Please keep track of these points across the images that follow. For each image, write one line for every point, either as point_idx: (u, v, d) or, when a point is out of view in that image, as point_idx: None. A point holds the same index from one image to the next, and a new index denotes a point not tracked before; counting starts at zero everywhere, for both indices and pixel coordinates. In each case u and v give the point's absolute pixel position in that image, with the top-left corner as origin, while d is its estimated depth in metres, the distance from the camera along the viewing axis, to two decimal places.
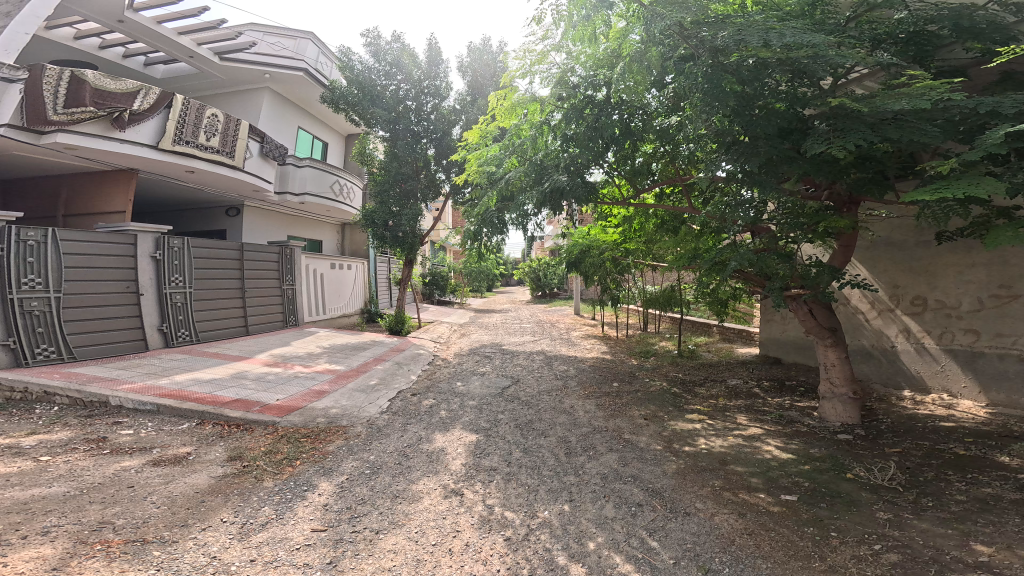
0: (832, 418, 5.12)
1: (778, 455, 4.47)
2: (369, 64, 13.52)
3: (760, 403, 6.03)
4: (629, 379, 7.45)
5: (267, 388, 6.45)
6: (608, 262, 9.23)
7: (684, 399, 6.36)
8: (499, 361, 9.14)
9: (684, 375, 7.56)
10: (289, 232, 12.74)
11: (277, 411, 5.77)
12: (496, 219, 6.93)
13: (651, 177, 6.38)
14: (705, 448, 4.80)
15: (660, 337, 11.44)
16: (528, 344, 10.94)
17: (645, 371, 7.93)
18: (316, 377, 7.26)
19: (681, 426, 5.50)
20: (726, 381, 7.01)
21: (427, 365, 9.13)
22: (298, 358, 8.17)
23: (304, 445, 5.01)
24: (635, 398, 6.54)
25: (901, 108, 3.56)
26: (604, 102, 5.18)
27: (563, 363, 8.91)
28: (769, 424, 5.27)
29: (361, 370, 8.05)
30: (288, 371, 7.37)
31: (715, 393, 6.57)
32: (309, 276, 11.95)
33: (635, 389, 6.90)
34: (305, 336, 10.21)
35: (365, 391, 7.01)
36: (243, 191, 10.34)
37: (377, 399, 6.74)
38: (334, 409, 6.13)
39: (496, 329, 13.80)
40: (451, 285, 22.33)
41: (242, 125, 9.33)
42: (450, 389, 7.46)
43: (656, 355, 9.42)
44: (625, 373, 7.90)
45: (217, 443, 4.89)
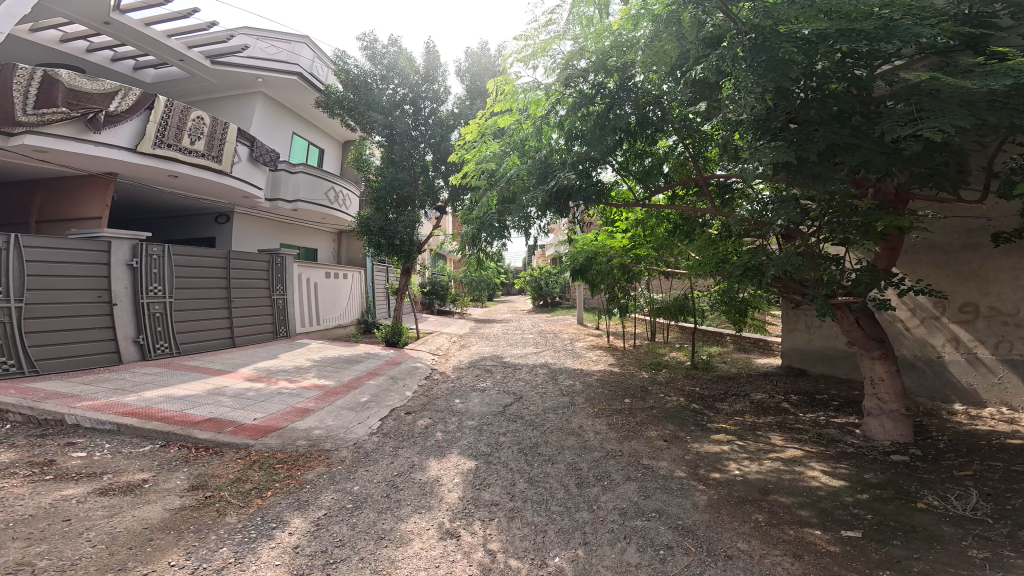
0: (878, 436, 4.55)
1: (827, 482, 3.86)
2: (365, 69, 13.28)
3: (792, 420, 5.43)
4: (643, 395, 6.84)
5: (244, 406, 5.85)
6: (614, 270, 8.68)
7: (706, 417, 5.74)
8: (501, 375, 8.54)
9: (702, 389, 6.95)
10: (282, 240, 12.25)
11: (252, 432, 5.16)
12: (495, 223, 6.45)
13: (664, 175, 5.99)
14: (738, 474, 4.19)
15: (670, 347, 10.82)
16: (531, 356, 10.33)
17: (659, 385, 7.31)
18: (301, 393, 6.66)
19: (706, 448, 4.89)
20: (749, 396, 6.41)
21: (424, 380, 8.53)
22: (284, 372, 7.56)
23: (277, 473, 4.40)
24: (651, 416, 5.94)
25: (980, 83, 3.09)
26: (619, 89, 4.72)
27: (570, 377, 8.27)
28: (808, 445, 4.66)
29: (352, 386, 7.44)
30: (271, 386, 6.77)
31: (739, 409, 5.97)
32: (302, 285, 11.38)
33: (650, 407, 6.29)
34: (295, 348, 9.62)
35: (354, 409, 6.41)
36: (231, 197, 9.92)
37: (367, 419, 6.14)
38: (317, 429, 5.52)
39: (498, 340, 13.18)
40: (451, 295, 21.77)
41: (230, 129, 8.93)
42: (448, 407, 6.85)
43: (668, 366, 8.80)
44: (638, 388, 7.26)
45: (180, 469, 4.27)
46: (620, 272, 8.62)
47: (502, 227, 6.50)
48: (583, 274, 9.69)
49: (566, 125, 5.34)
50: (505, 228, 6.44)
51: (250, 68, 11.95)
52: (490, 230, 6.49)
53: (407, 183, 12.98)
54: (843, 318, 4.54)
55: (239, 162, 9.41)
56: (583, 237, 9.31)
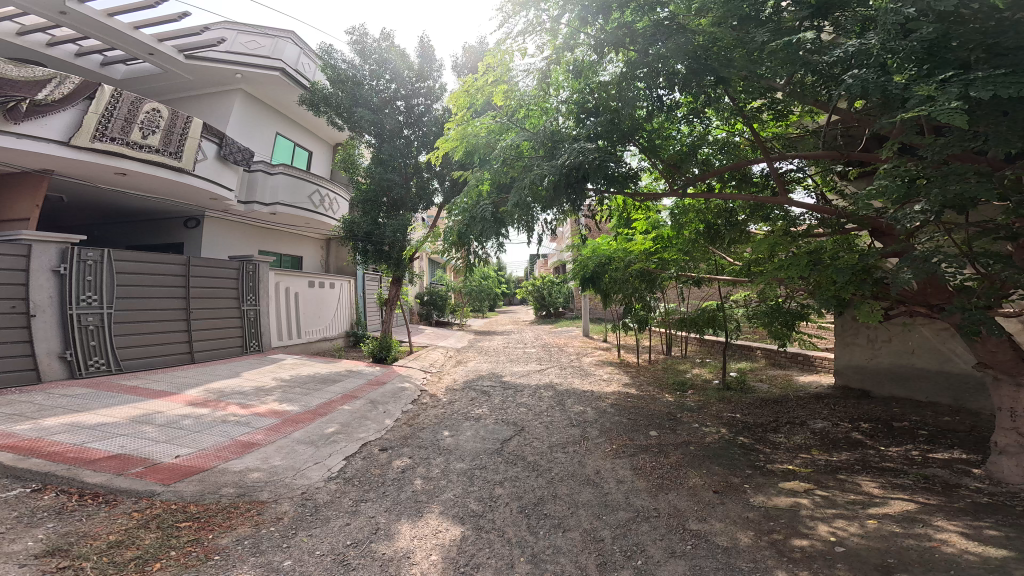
0: (1017, 481, 3.33)
1: (985, 555, 2.58)
2: (353, 63, 12.37)
3: (877, 457, 4.16)
4: (673, 427, 5.54)
5: (171, 439, 4.63)
6: (629, 273, 7.34)
7: (762, 456, 4.46)
8: (499, 399, 7.28)
9: (745, 416, 5.68)
10: (261, 247, 11.14)
11: (167, 475, 3.94)
12: (487, 216, 5.27)
13: (714, 160, 5.26)
14: (837, 542, 2.91)
15: (692, 363, 9.53)
16: (535, 375, 9.02)
17: (689, 412, 6.05)
18: (252, 422, 5.42)
19: (773, 501, 3.62)
20: (810, 425, 5.13)
21: (409, 404, 7.27)
22: (240, 394, 6.34)
23: (179, 537, 3.14)
24: (689, 456, 4.64)
25: None
26: (662, 27, 3.73)
27: (581, 402, 6.97)
28: (923, 494, 3.38)
29: (321, 411, 6.19)
30: (216, 413, 5.54)
31: (801, 443, 4.69)
32: (281, 295, 10.15)
33: (687, 443, 5.00)
34: (265, 362, 8.40)
35: (314, 443, 5.15)
36: (198, 199, 8.88)
37: (329, 458, 4.87)
38: (255, 472, 4.27)
39: (497, 356, 11.88)
40: (450, 305, 20.57)
41: (194, 123, 7.95)
42: (433, 443, 5.57)
43: (695, 385, 7.52)
44: (665, 416, 5.97)
45: (43, 525, 3.02)
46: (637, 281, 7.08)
47: (501, 223, 5.40)
48: (596, 282, 8.51)
49: (581, 99, 4.67)
50: (507, 224, 5.37)
51: (227, 63, 11.14)
52: (484, 226, 5.31)
53: (398, 185, 11.86)
54: (988, 338, 3.35)
55: (204, 159, 8.37)
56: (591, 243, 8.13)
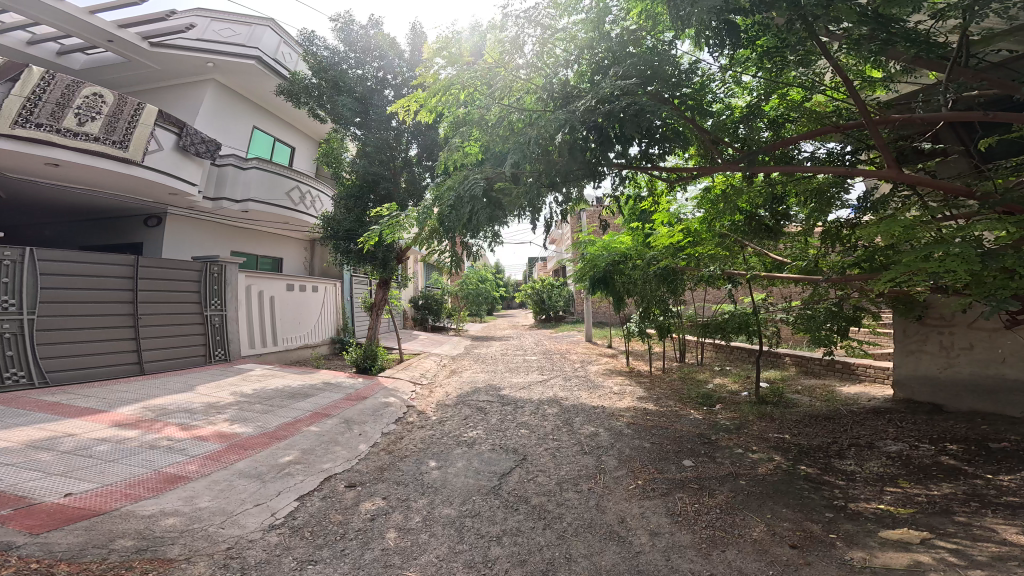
0: None
1: None
2: (336, 49, 11.34)
3: (992, 490, 3.26)
4: (710, 454, 4.52)
5: (74, 471, 3.60)
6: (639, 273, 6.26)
7: (837, 493, 3.48)
8: (496, 419, 6.25)
9: (797, 437, 4.68)
10: (234, 248, 10.11)
11: (46, 521, 2.87)
12: (476, 192, 4.27)
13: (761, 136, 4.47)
14: None
15: (712, 370, 8.52)
16: (537, 387, 8.00)
17: (726, 433, 5.04)
18: (191, 449, 4.38)
19: (874, 560, 2.64)
20: (885, 449, 4.17)
21: (391, 422, 6.23)
22: (185, 413, 5.29)
23: None
24: (741, 495, 3.63)
25: None
26: None
27: (591, 421, 5.95)
28: None
29: (284, 433, 5.14)
30: (146, 436, 4.49)
31: (881, 472, 3.74)
32: (257, 300, 9.12)
33: (732, 477, 4.00)
34: (229, 374, 7.34)
35: (262, 476, 4.10)
36: (155, 194, 7.90)
37: (283, 496, 3.82)
38: (171, 518, 3.21)
39: (495, 364, 10.85)
40: (446, 309, 19.55)
41: (145, 110, 7.00)
42: (417, 477, 4.52)
43: (722, 398, 6.53)
44: (696, 439, 4.97)
45: None
46: (661, 281, 5.85)
47: (496, 205, 4.38)
48: (607, 282, 7.38)
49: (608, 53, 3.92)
50: (508, 203, 4.39)
51: (195, 51, 10.21)
52: (481, 203, 4.27)
53: (385, 178, 10.87)
54: None
55: (158, 150, 7.37)
56: (604, 239, 7.32)
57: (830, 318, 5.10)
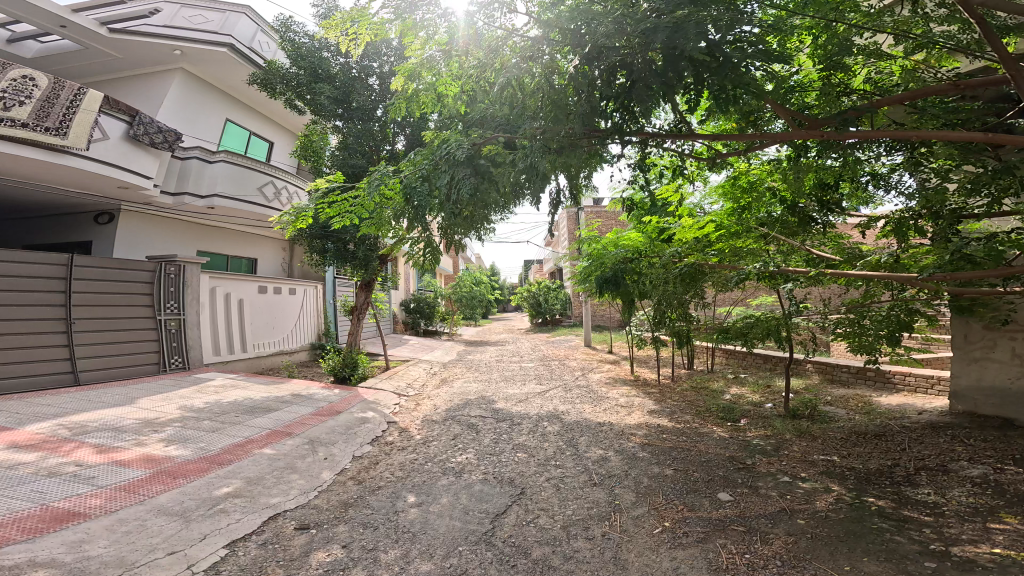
0: None
1: None
2: (314, 34, 10.35)
3: None
4: (750, 485, 3.73)
5: None
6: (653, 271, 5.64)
7: (926, 536, 2.72)
8: (489, 439, 5.41)
9: (852, 460, 3.93)
10: (199, 246, 9.20)
11: None
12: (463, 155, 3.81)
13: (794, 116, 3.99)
14: None
15: (727, 378, 7.77)
16: (535, 400, 7.17)
17: (763, 458, 4.24)
18: (104, 478, 3.51)
19: None
20: (966, 472, 3.44)
21: (366, 442, 5.37)
22: (110, 432, 4.42)
23: None
24: (801, 540, 2.85)
25: None
26: None
27: (598, 442, 5.14)
28: None
29: (232, 458, 4.28)
30: (49, 462, 3.63)
31: (974, 504, 3.01)
32: (224, 304, 8.21)
33: (784, 515, 3.21)
34: (182, 385, 6.43)
35: (189, 513, 3.24)
36: (102, 187, 6.99)
37: (211, 543, 2.96)
38: (39, 572, 2.38)
39: (489, 372, 10.00)
40: (439, 312, 18.68)
41: (87, 95, 6.31)
42: (389, 516, 3.63)
43: (746, 412, 5.75)
44: (726, 465, 4.19)
45: None
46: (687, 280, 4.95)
47: (479, 172, 3.94)
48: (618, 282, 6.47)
49: None
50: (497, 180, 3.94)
51: (161, 38, 9.35)
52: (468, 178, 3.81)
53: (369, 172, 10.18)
54: None
55: (102, 138, 6.56)
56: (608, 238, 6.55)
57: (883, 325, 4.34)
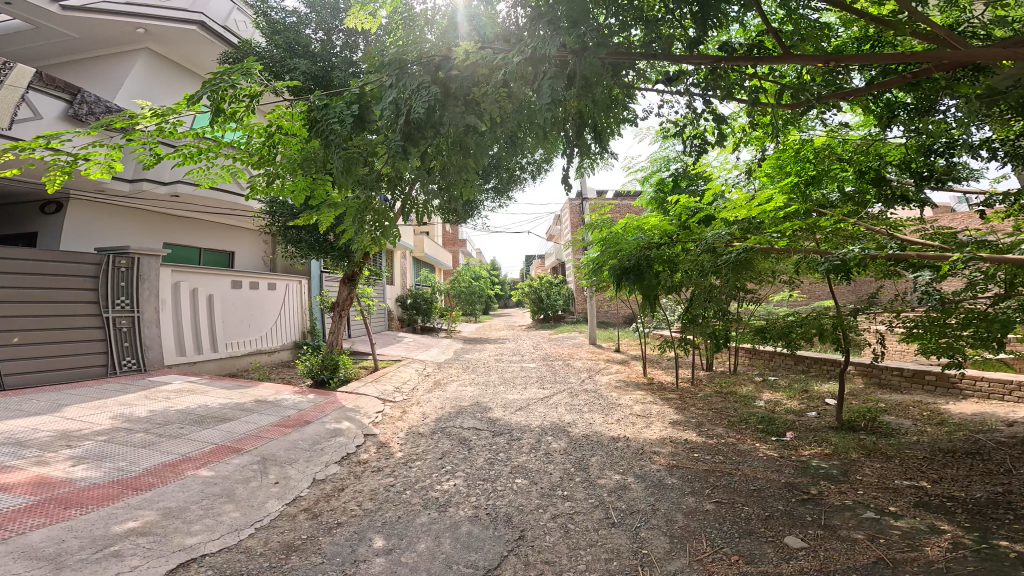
0: None
1: None
2: (293, 8, 9.34)
3: None
4: (823, 525, 2.87)
5: None
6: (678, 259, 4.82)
7: None
8: (484, 459, 4.56)
9: (956, 488, 3.17)
10: (165, 238, 8.38)
11: None
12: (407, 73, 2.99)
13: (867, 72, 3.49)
14: None
15: (754, 382, 6.90)
16: (537, 408, 6.30)
17: (828, 486, 3.36)
18: None
19: None
20: None
21: (334, 461, 4.50)
22: (11, 447, 3.62)
23: None
24: None
25: None
26: None
27: (614, 466, 4.24)
28: None
29: (156, 481, 3.48)
30: None
31: None
32: (195, 300, 7.41)
33: (886, 567, 2.39)
34: (129, 390, 5.60)
35: (64, 559, 2.43)
36: (39, 172, 6.16)
37: None
38: None
39: (487, 374, 9.15)
40: (436, 308, 17.85)
41: (16, 69, 5.47)
42: (344, 568, 2.75)
43: (787, 422, 4.88)
44: (783, 496, 3.30)
45: None
46: (737, 270, 3.93)
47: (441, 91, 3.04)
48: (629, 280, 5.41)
49: None
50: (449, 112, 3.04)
51: (120, 14, 8.44)
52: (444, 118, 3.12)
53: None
54: None
55: (32, 118, 5.70)
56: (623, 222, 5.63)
57: (1003, 326, 3.28)
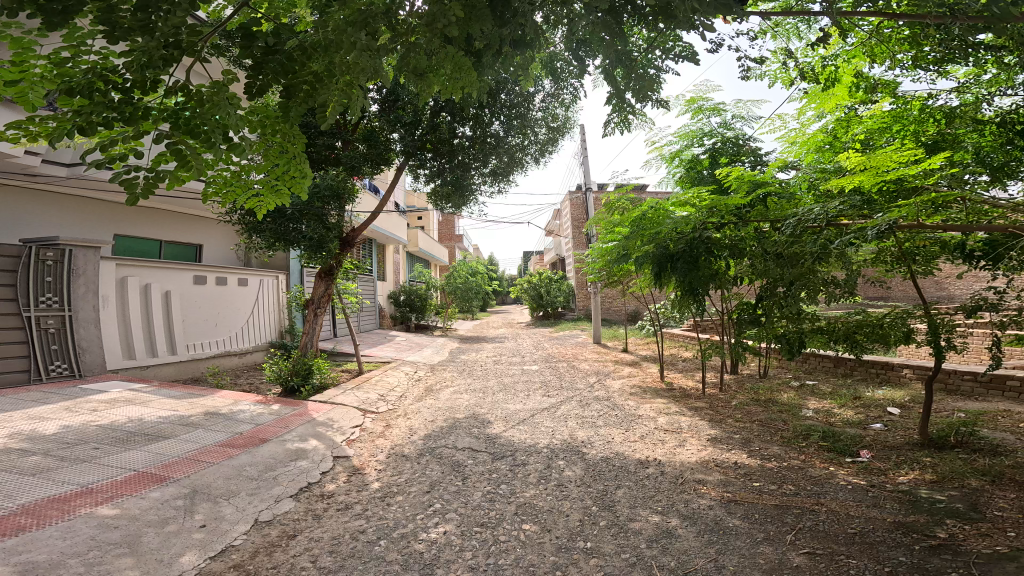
0: None
1: None
2: None
3: None
4: None
5: None
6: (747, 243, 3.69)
7: None
8: (484, 492, 3.66)
9: None
10: (116, 231, 7.54)
11: None
12: None
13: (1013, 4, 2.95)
14: None
15: (791, 387, 6.06)
16: (543, 421, 5.38)
17: (961, 530, 2.55)
18: None
19: None
20: None
21: (290, 494, 3.54)
22: None
23: None
24: None
25: None
26: None
27: (649, 503, 3.33)
28: None
29: (29, 525, 2.60)
30: None
31: None
32: (146, 296, 6.42)
33: None
34: (50, 400, 4.65)
35: None
36: None
37: None
38: None
39: (483, 378, 8.21)
40: (431, 305, 16.91)
41: None
42: None
43: (855, 439, 4.02)
44: (903, 543, 2.49)
45: None
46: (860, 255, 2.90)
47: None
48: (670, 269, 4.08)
49: None
50: None
51: None
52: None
53: (325, 134, 7.15)
54: None
55: None
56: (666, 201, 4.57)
57: None
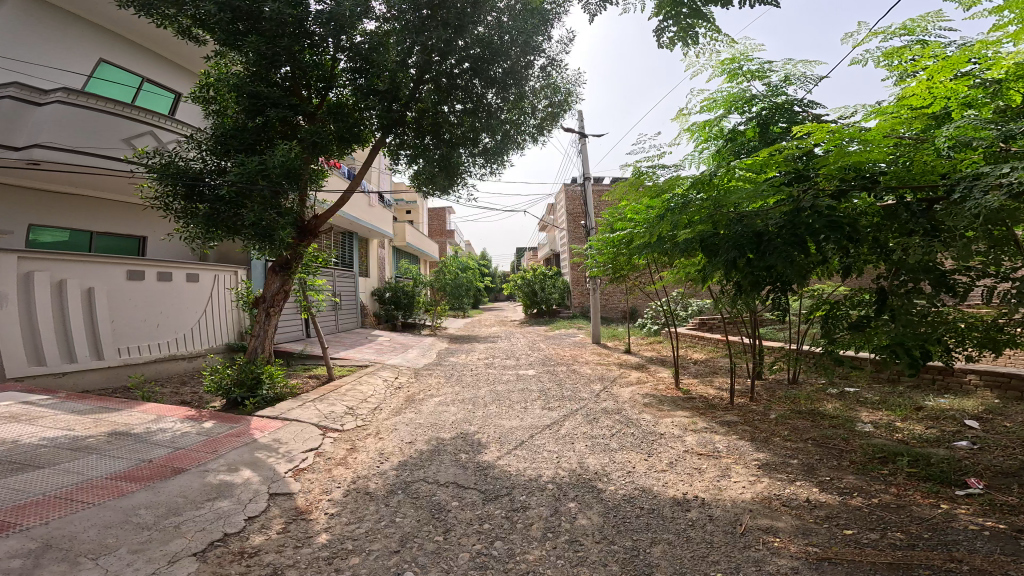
0: None
1: None
2: None
3: None
4: None
5: None
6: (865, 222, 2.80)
7: None
8: (467, 550, 2.69)
9: None
10: (30, 219, 6.56)
11: None
12: None
13: None
14: None
15: (831, 396, 5.19)
16: (545, 444, 4.40)
17: None
18: None
19: None
20: None
21: (194, 550, 2.52)
22: None
23: None
24: None
25: None
26: None
27: (701, 567, 2.37)
28: None
29: None
30: None
31: None
32: (62, 293, 5.30)
33: None
34: None
35: None
36: None
37: None
38: None
39: (473, 386, 7.17)
40: (419, 302, 15.80)
41: None
42: None
43: (950, 462, 3.12)
44: None
45: None
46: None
47: None
48: (754, 257, 2.88)
49: None
50: None
51: None
52: None
53: (280, 105, 5.92)
54: None
55: None
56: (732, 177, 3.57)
57: None
